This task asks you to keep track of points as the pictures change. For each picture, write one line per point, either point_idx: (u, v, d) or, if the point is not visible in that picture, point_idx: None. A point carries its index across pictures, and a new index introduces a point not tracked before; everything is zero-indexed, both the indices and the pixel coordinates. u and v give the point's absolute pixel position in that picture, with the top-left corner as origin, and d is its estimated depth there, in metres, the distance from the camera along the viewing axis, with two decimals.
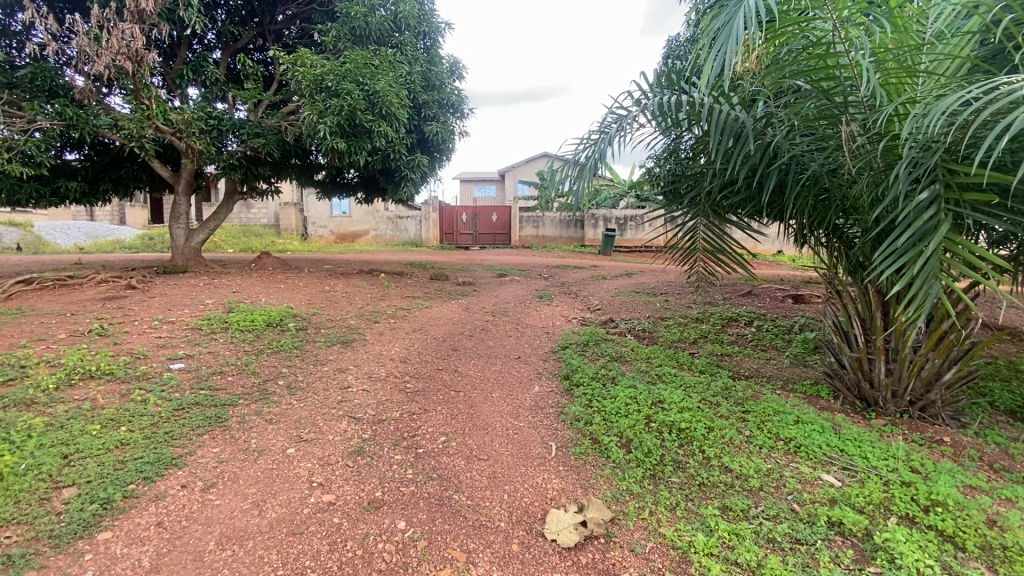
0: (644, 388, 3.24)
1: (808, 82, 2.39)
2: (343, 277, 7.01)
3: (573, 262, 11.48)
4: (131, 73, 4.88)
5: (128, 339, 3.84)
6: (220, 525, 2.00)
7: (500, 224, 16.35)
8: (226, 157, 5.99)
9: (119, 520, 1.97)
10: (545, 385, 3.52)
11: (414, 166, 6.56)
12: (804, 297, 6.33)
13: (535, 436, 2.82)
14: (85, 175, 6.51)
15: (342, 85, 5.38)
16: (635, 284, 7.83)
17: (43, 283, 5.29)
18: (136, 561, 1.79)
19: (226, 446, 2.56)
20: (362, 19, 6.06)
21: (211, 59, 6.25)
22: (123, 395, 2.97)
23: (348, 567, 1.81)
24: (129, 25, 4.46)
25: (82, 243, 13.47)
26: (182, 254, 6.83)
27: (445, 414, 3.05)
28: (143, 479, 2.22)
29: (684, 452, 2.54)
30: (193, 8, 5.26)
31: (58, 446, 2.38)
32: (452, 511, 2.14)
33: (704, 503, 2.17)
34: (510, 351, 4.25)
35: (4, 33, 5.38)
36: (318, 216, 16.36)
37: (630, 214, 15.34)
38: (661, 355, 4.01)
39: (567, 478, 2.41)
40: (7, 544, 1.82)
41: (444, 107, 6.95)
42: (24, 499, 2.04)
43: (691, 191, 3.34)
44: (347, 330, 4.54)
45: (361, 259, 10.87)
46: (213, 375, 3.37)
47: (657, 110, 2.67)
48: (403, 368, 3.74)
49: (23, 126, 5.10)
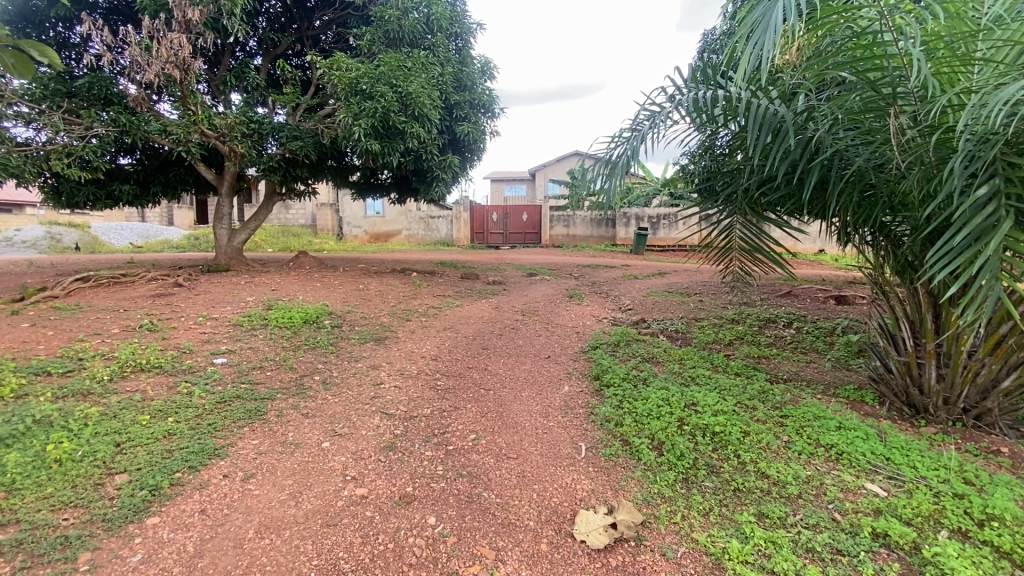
0: (677, 390, 3.18)
1: (853, 74, 2.27)
2: (377, 275, 7.15)
3: (605, 262, 11.28)
4: (179, 80, 5.14)
5: (175, 334, 4.03)
6: (259, 514, 2.07)
7: (530, 223, 16.36)
8: (266, 159, 6.22)
9: (165, 507, 2.07)
10: (575, 385, 3.50)
11: (446, 167, 6.64)
12: (847, 299, 6.04)
13: (564, 436, 2.80)
14: (138, 178, 6.88)
15: (376, 87, 5.49)
16: (668, 284, 7.68)
17: (99, 280, 5.61)
18: (181, 545, 1.88)
19: (265, 438, 2.65)
20: (395, 22, 6.20)
21: (252, 65, 6.48)
22: (170, 387, 3.12)
23: (380, 560, 1.84)
24: (176, 35, 4.72)
25: (135, 243, 14.23)
26: (225, 253, 7.11)
27: (474, 412, 3.06)
28: (188, 467, 2.32)
29: (718, 457, 2.48)
30: (236, 17, 5.46)
31: (111, 434, 2.52)
32: (481, 508, 2.16)
33: (739, 509, 2.12)
34: (539, 351, 4.23)
35: (65, 46, 5.83)
36: (353, 216, 16.83)
37: (664, 213, 15.03)
38: (695, 357, 3.92)
39: (597, 479, 2.39)
40: (64, 526, 1.94)
41: (476, 107, 6.99)
42: (80, 483, 2.17)
43: (727, 188, 3.27)
44: (380, 328, 4.63)
45: (394, 258, 11.06)
46: (254, 369, 3.49)
47: (692, 106, 2.66)
48: (434, 366, 3.79)
49: (81, 132, 5.44)
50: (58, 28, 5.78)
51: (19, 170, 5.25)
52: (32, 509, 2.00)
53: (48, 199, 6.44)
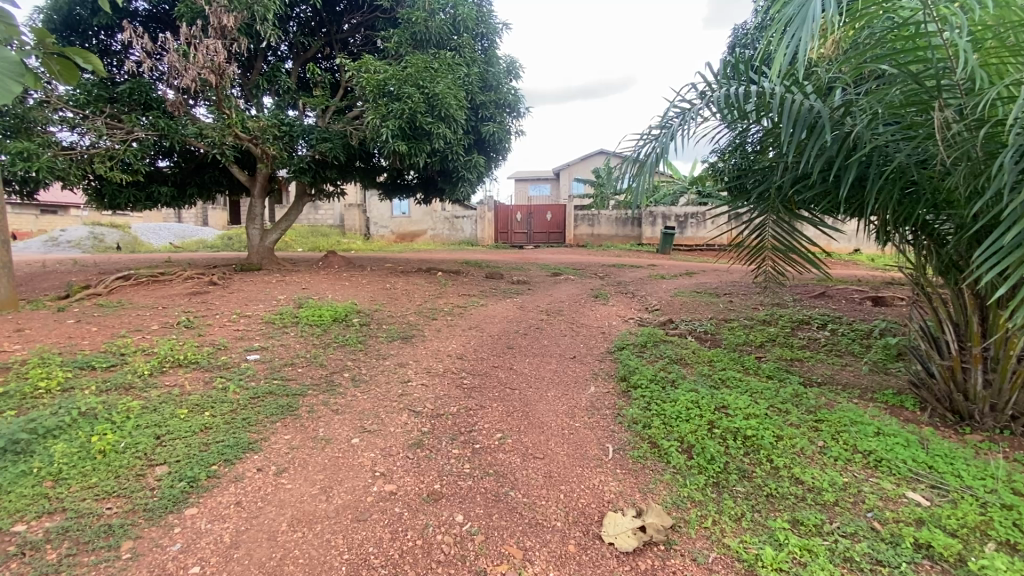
0: (706, 392, 3.12)
1: (894, 66, 2.18)
2: (403, 275, 7.24)
3: (631, 262, 10.99)
4: (214, 85, 5.31)
5: (211, 331, 4.16)
6: (292, 508, 2.11)
7: (554, 223, 16.32)
8: (297, 161, 6.36)
9: (202, 498, 2.14)
10: (601, 386, 3.47)
11: (471, 167, 6.66)
12: (885, 300, 5.82)
13: (591, 437, 2.78)
14: (176, 180, 7.12)
15: (403, 89, 5.55)
16: (696, 284, 7.55)
17: (139, 279, 5.83)
18: (217, 536, 1.94)
19: (297, 433, 2.71)
20: (422, 24, 6.26)
21: (283, 69, 6.63)
22: (206, 382, 3.22)
23: (408, 557, 1.86)
24: (211, 41, 4.88)
25: (172, 242, 14.76)
26: (257, 253, 7.30)
27: (500, 411, 3.07)
28: (224, 461, 2.39)
29: (750, 461, 2.42)
30: (268, 22, 5.60)
31: (152, 427, 2.61)
32: (508, 508, 2.16)
33: (772, 515, 2.06)
34: (565, 351, 4.21)
35: (107, 54, 6.08)
36: (379, 216, 17.09)
37: (691, 212, 14.77)
38: (725, 359, 3.84)
39: (625, 481, 2.36)
40: (108, 514, 2.02)
41: (501, 107, 7.00)
42: (123, 474, 2.26)
43: (759, 186, 3.19)
44: (407, 326, 4.69)
45: (420, 258, 11.15)
46: (286, 366, 3.57)
47: (723, 102, 2.61)
48: (460, 364, 3.81)
49: (123, 136, 5.67)
50: (101, 36, 6.04)
51: (66, 173, 5.50)
52: (79, 498, 2.09)
53: (92, 201, 6.74)
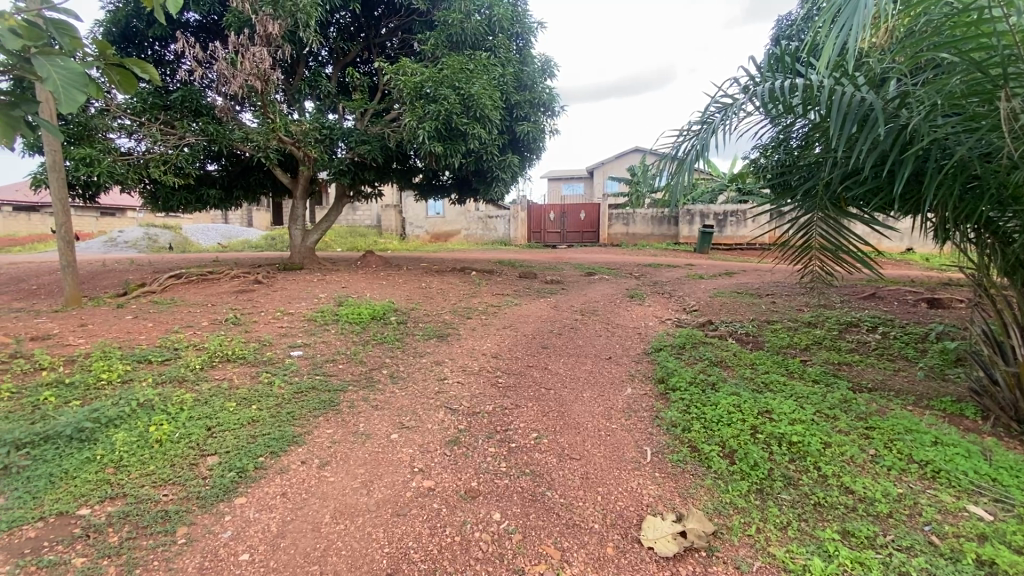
0: (748, 396, 3.02)
1: (954, 55, 2.05)
2: (438, 274, 7.32)
3: (668, 262, 10.70)
4: (260, 91, 5.52)
5: (257, 327, 4.33)
6: (334, 500, 2.17)
7: (588, 223, 16.21)
8: (336, 163, 6.52)
9: (251, 488, 2.22)
10: (638, 388, 3.41)
11: (505, 167, 6.67)
12: (942, 302, 5.50)
13: (629, 439, 2.74)
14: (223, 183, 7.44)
15: (440, 91, 5.61)
16: (737, 284, 7.34)
17: (189, 277, 6.12)
18: (265, 525, 2.01)
19: (338, 428, 2.78)
20: (458, 25, 6.31)
21: (324, 74, 6.82)
22: (253, 377, 3.35)
23: (447, 552, 1.88)
24: (257, 50, 5.09)
25: (220, 242, 15.47)
26: (298, 252, 7.54)
27: (535, 411, 3.06)
28: (270, 453, 2.48)
29: (795, 468, 2.33)
30: (311, 29, 5.77)
31: (204, 419, 2.73)
32: (545, 508, 2.15)
33: (821, 525, 1.98)
34: (600, 351, 4.17)
35: (162, 64, 6.42)
36: (415, 216, 17.38)
37: (731, 210, 14.36)
38: (768, 362, 3.71)
39: (664, 485, 2.32)
40: (165, 501, 2.13)
41: (536, 107, 7.00)
42: (178, 462, 2.37)
43: (804, 183, 3.07)
44: (443, 325, 4.75)
45: (454, 258, 11.19)
46: (327, 362, 3.68)
47: (766, 97, 2.52)
48: (495, 363, 3.82)
49: (175, 142, 5.96)
50: (155, 47, 6.38)
51: (124, 177, 5.82)
52: (137, 485, 2.21)
53: (147, 203, 7.12)
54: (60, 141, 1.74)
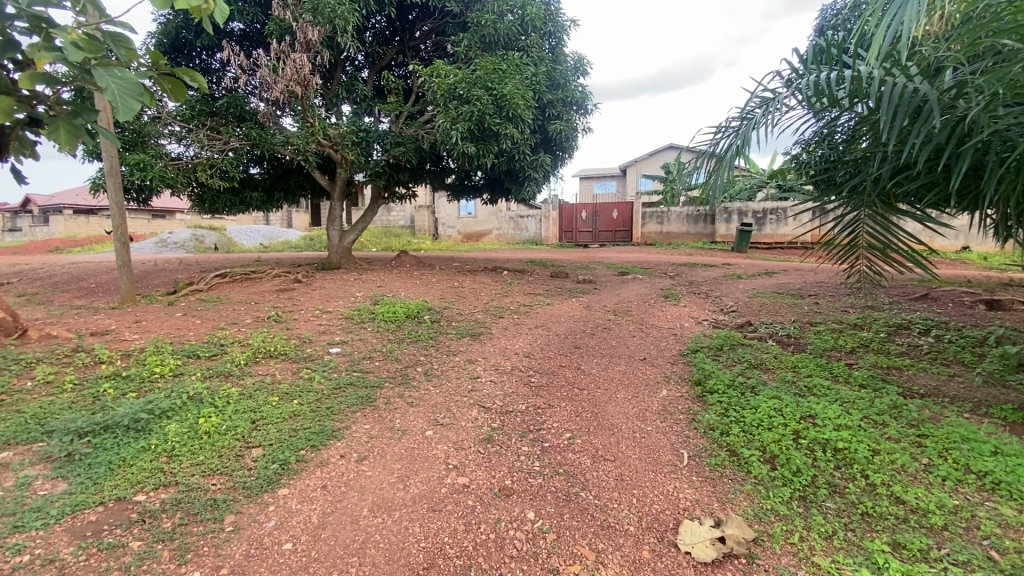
0: (790, 400, 2.92)
1: (1018, 40, 1.92)
2: (471, 274, 7.38)
3: (701, 262, 10.20)
4: (300, 96, 5.69)
5: (297, 325, 4.47)
6: (372, 494, 2.22)
7: (620, 221, 16.00)
8: (372, 165, 6.66)
9: (293, 480, 2.30)
10: (674, 390, 3.35)
11: (538, 166, 6.67)
12: (1003, 304, 5.17)
13: (665, 442, 2.69)
14: (265, 186, 7.71)
15: (473, 92, 5.65)
16: (777, 284, 7.11)
17: (234, 276, 6.37)
18: (307, 516, 2.08)
19: (375, 423, 2.85)
20: (491, 27, 6.36)
21: (360, 78, 6.98)
22: (294, 372, 3.47)
23: (482, 549, 1.90)
24: (298, 56, 5.27)
25: (262, 243, 16.08)
26: (336, 252, 7.74)
27: (569, 411, 3.05)
28: (311, 446, 2.56)
29: (841, 475, 2.25)
30: (348, 34, 5.90)
31: (249, 412, 2.84)
32: (580, 508, 2.14)
33: (869, 536, 1.91)
34: (634, 352, 4.11)
35: (208, 72, 6.71)
36: (447, 217, 17.63)
37: (770, 207, 13.91)
38: (810, 365, 3.58)
39: (701, 489, 2.27)
40: (214, 489, 2.23)
41: (568, 105, 6.97)
42: (224, 453, 2.48)
43: (851, 179, 2.95)
44: (475, 324, 4.79)
45: (485, 258, 10.89)
46: (364, 359, 3.77)
47: (810, 90, 2.45)
48: (528, 363, 3.82)
49: (221, 146, 6.22)
50: (202, 56, 6.68)
51: (174, 181, 6.11)
52: (188, 473, 2.32)
53: (195, 205, 7.46)
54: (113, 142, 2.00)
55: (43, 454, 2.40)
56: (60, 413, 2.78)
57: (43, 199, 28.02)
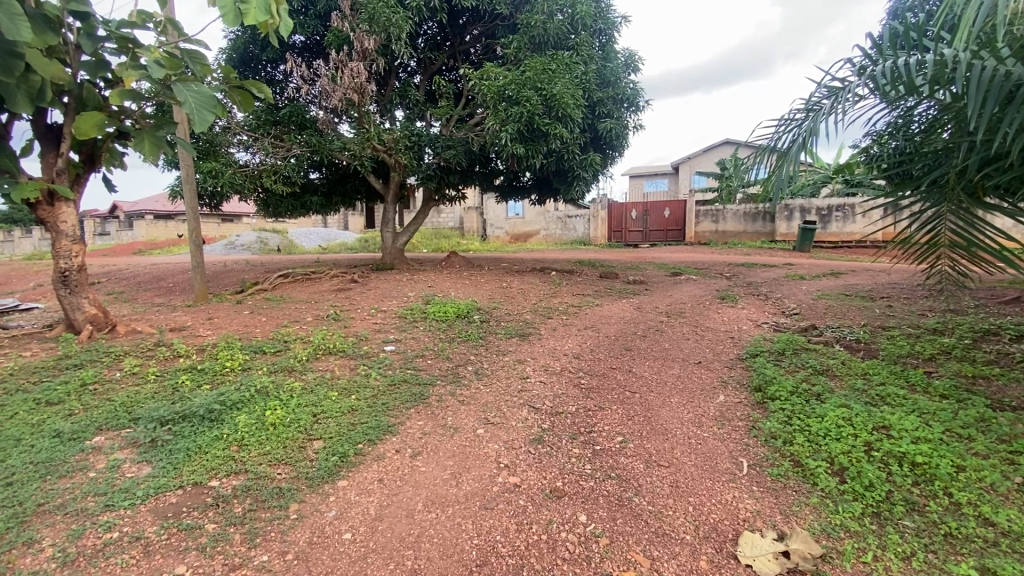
0: (861, 409, 2.74)
1: None
2: (519, 274, 7.41)
3: (760, 262, 9.79)
4: (357, 103, 5.91)
5: (354, 323, 4.65)
6: (426, 489, 2.27)
7: (673, 220, 15.54)
8: (424, 168, 6.81)
9: (352, 472, 2.40)
10: (732, 396, 3.22)
11: (588, 165, 6.59)
12: None
13: (722, 449, 2.59)
14: (324, 191, 8.08)
15: (522, 93, 5.67)
16: (844, 285, 6.69)
17: (295, 276, 6.70)
18: (365, 508, 2.16)
19: (428, 420, 2.91)
20: (540, 27, 6.35)
21: (412, 84, 7.15)
22: (352, 368, 3.61)
23: (534, 549, 1.91)
24: (354, 65, 5.49)
25: (319, 244, 16.85)
26: (389, 253, 7.97)
27: (620, 414, 3.00)
28: (367, 440, 2.65)
29: (921, 493, 2.09)
30: (401, 41, 6.08)
31: (310, 406, 2.98)
32: (633, 513, 2.10)
33: (953, 559, 1.76)
34: (689, 355, 3.99)
35: (273, 84, 7.10)
36: (496, 218, 17.95)
37: (836, 203, 13.11)
38: (884, 372, 3.33)
39: (763, 500, 2.17)
40: (280, 478, 2.35)
41: (619, 103, 6.86)
42: (289, 444, 2.61)
43: (931, 172, 2.74)
44: (524, 324, 4.80)
45: (534, 258, 11.18)
46: (417, 357, 3.87)
47: (884, 79, 2.30)
48: (577, 364, 3.79)
49: (284, 153, 6.55)
50: (267, 69, 7.07)
51: (243, 187, 6.51)
52: (257, 462, 2.47)
53: (260, 209, 7.92)
54: (189, 146, 3.63)
55: (130, 439, 2.62)
56: (144, 402, 3.02)
57: (128, 206, 30.57)
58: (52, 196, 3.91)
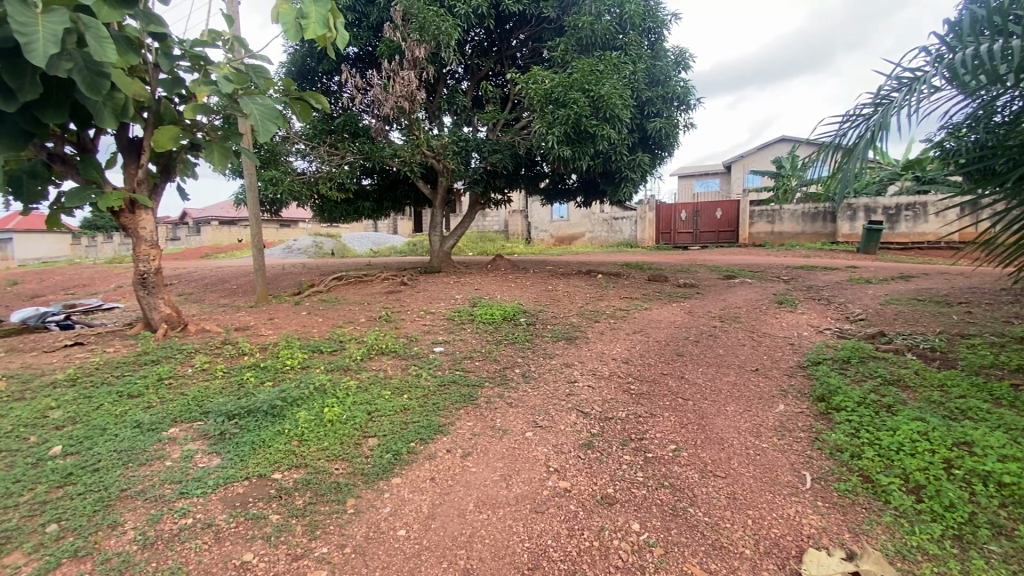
0: (939, 423, 2.55)
1: None
2: (565, 277, 7.37)
3: (820, 264, 9.30)
4: (407, 110, 6.07)
5: (405, 324, 4.77)
6: (477, 490, 2.30)
7: (725, 221, 15.00)
8: (471, 173, 6.91)
9: (405, 470, 2.46)
10: (792, 405, 3.07)
11: (635, 166, 6.47)
12: None
13: (783, 461, 2.48)
14: (375, 196, 8.28)
15: (570, 95, 5.65)
16: (916, 289, 6.24)
17: (348, 279, 6.94)
18: (418, 505, 2.21)
19: (477, 421, 2.95)
20: (588, 28, 6.32)
21: (460, 90, 7.27)
22: (403, 368, 3.70)
23: (586, 556, 1.90)
24: (405, 74, 5.65)
25: (371, 248, 17.43)
26: (437, 257, 8.12)
27: (672, 421, 2.93)
28: (419, 439, 2.71)
29: (1009, 516, 1.93)
30: (450, 48, 6.21)
31: (365, 404, 3.09)
32: (688, 524, 2.05)
33: None
34: (744, 362, 3.84)
35: (329, 95, 7.41)
36: (539, 221, 18.30)
37: (906, 202, 12.28)
38: (964, 384, 3.08)
39: (828, 516, 2.07)
40: (337, 473, 2.45)
41: (670, 101, 6.71)
42: (345, 441, 2.70)
43: (1019, 166, 2.53)
44: (571, 327, 4.77)
45: (581, 261, 11.08)
46: (465, 359, 3.92)
47: (962, 69, 2.16)
48: (627, 369, 3.72)
49: (339, 161, 6.81)
50: (324, 80, 7.38)
51: (300, 194, 6.85)
52: (316, 457, 2.57)
53: (316, 215, 8.27)
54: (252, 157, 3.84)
55: (201, 432, 2.80)
56: (214, 397, 3.21)
57: (196, 213, 32.76)
58: (133, 205, 4.24)
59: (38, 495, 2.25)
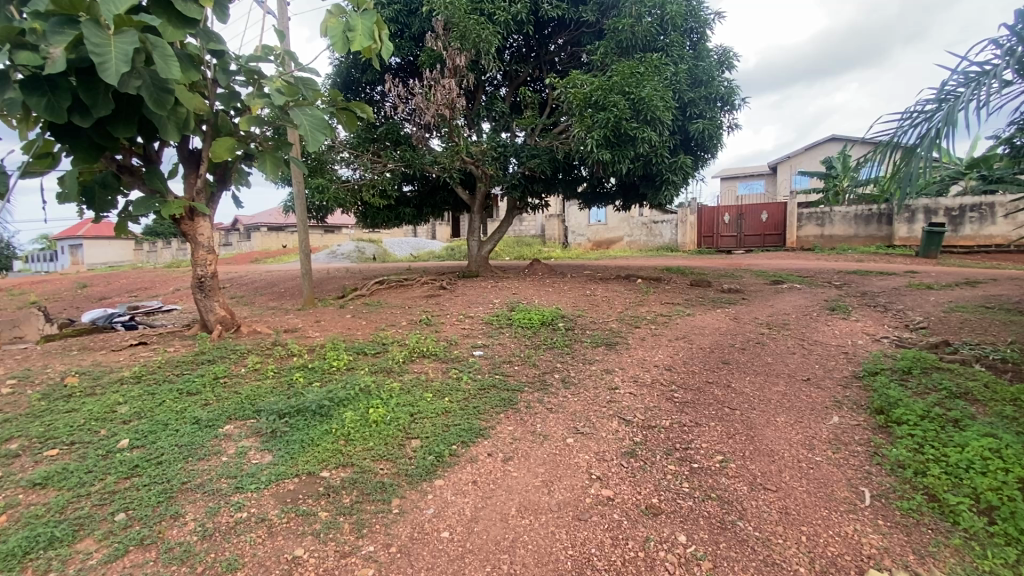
0: (1013, 440, 2.37)
1: None
2: (604, 282, 7.30)
3: (875, 269, 8.84)
4: (448, 117, 6.18)
5: (445, 328, 4.84)
6: (519, 495, 2.31)
7: (770, 224, 14.49)
8: (509, 178, 6.96)
9: (447, 473, 2.49)
10: (847, 417, 2.93)
11: (677, 168, 6.34)
12: None
13: (839, 476, 2.37)
14: (416, 202, 8.49)
15: (609, 98, 5.62)
16: (984, 296, 5.84)
17: (389, 283, 7.10)
18: (461, 508, 2.23)
19: (518, 426, 2.95)
20: (629, 31, 6.24)
21: (499, 96, 7.34)
22: (444, 372, 3.76)
23: (631, 566, 1.88)
24: (446, 83, 5.77)
25: (410, 253, 17.79)
26: (475, 261, 8.20)
27: (719, 431, 2.84)
28: (461, 442, 2.74)
29: None
30: (490, 56, 6.29)
31: (408, 406, 3.15)
32: (737, 538, 1.99)
33: None
34: (794, 371, 3.69)
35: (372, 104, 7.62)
36: (577, 225, 17.98)
37: (973, 203, 11.58)
38: None
39: (891, 536, 1.96)
40: (382, 473, 2.51)
41: (713, 102, 6.56)
42: (390, 442, 2.77)
43: None
44: (611, 333, 4.72)
45: (619, 265, 10.93)
46: (505, 363, 3.94)
47: None
48: (670, 376, 3.64)
49: (381, 169, 6.99)
50: (367, 90, 7.61)
51: (345, 201, 7.07)
52: (362, 457, 2.64)
53: (359, 221, 8.51)
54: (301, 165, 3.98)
55: (254, 429, 2.93)
56: (265, 396, 3.35)
57: (247, 219, 34.38)
58: (192, 212, 4.48)
59: (108, 485, 2.42)
